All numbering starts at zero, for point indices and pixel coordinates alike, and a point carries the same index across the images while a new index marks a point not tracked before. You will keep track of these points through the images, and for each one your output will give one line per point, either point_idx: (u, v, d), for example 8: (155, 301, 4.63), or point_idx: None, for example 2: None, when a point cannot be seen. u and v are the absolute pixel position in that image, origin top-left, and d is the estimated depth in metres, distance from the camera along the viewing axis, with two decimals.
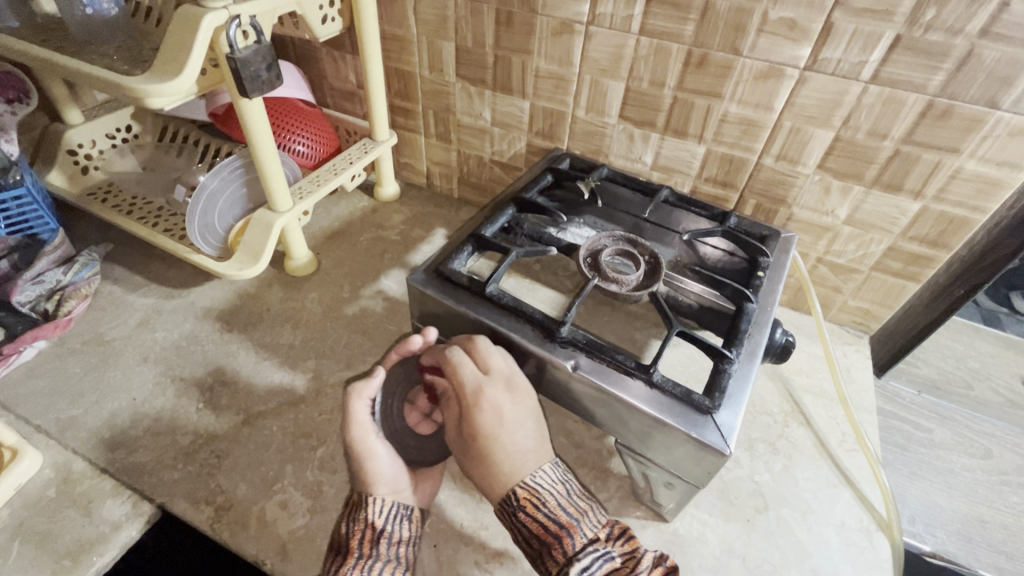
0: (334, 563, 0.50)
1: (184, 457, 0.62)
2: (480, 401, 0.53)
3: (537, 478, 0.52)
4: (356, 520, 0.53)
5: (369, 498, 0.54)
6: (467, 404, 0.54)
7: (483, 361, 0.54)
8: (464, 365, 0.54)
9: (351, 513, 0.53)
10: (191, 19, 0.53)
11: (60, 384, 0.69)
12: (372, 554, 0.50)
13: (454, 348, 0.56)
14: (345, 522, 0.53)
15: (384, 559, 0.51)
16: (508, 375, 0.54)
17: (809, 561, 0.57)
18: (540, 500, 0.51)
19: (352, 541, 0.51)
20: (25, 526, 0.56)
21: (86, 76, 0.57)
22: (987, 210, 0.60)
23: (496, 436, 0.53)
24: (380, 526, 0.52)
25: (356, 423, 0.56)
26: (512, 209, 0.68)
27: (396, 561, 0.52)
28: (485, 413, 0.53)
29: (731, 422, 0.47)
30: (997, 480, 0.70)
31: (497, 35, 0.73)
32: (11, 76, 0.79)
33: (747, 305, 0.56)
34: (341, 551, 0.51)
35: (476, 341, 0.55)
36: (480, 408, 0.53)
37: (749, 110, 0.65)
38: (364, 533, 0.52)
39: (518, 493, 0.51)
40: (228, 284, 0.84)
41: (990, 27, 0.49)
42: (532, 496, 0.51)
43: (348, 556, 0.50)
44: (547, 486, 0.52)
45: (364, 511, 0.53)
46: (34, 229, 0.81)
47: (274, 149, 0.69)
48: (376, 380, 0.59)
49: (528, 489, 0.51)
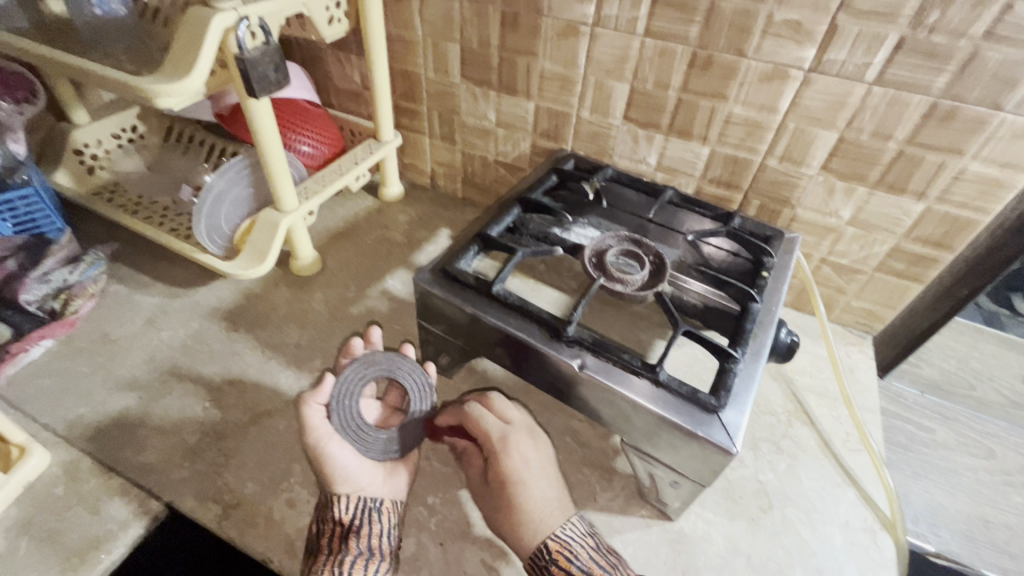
0: (308, 564, 0.52)
1: (191, 455, 0.62)
2: (507, 448, 0.57)
3: (568, 530, 0.53)
4: (326, 520, 0.55)
5: (336, 498, 0.56)
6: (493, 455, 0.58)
7: (502, 413, 0.61)
8: (487, 417, 0.59)
9: (320, 514, 0.55)
10: (200, 20, 0.54)
11: (67, 383, 0.69)
12: (340, 550, 0.52)
13: (472, 403, 0.62)
14: (316, 524, 0.55)
15: (354, 552, 0.52)
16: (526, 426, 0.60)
17: (814, 560, 0.57)
18: (571, 552, 0.51)
19: (322, 542, 0.53)
20: (34, 523, 0.56)
21: (95, 76, 0.57)
22: (990, 211, 0.60)
23: (523, 484, 0.55)
24: (348, 523, 0.54)
25: (311, 428, 0.56)
26: (517, 209, 0.68)
27: (368, 553, 0.53)
28: (511, 461, 0.57)
29: (736, 422, 0.47)
30: (999, 481, 0.70)
31: (503, 36, 0.74)
32: (22, 76, 0.81)
33: (752, 305, 0.56)
34: (314, 551, 0.53)
35: (491, 397, 0.62)
36: (508, 455, 0.57)
37: (754, 111, 0.65)
38: (334, 531, 0.54)
39: (549, 545, 0.52)
40: (234, 284, 0.84)
41: (994, 29, 0.50)
42: (564, 548, 0.52)
43: (319, 554, 0.52)
44: (577, 538, 0.53)
45: (332, 511, 0.55)
46: (40, 228, 0.81)
47: (281, 150, 0.70)
48: (327, 385, 0.59)
49: (559, 541, 0.52)
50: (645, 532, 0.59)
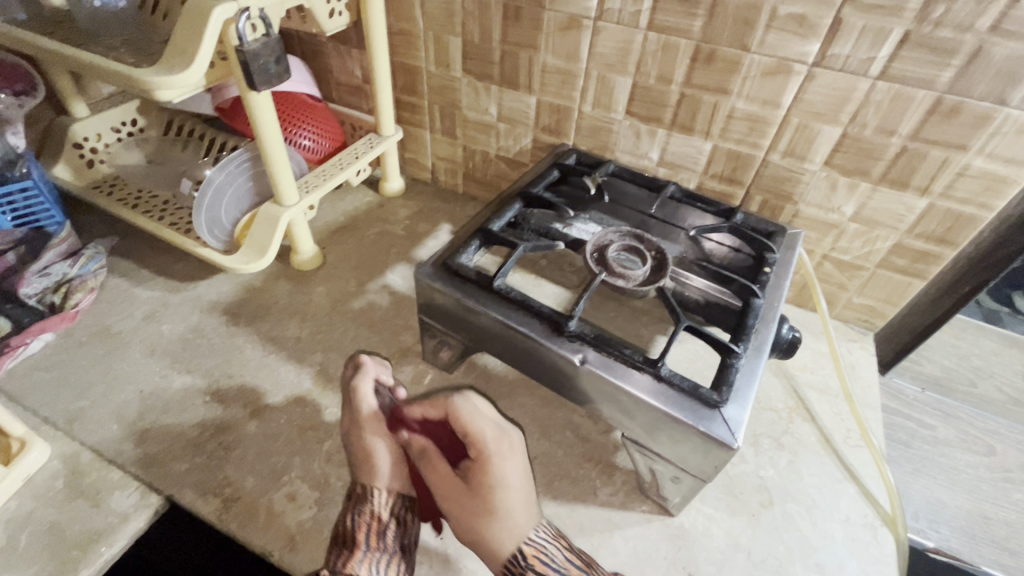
0: (340, 557, 0.51)
1: (191, 448, 0.62)
2: (496, 453, 0.55)
3: (541, 533, 0.52)
4: (361, 513, 0.55)
5: (374, 491, 0.57)
6: (483, 456, 0.54)
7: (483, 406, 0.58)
8: (476, 418, 0.56)
9: (356, 506, 0.55)
10: (200, 12, 0.53)
11: (67, 376, 0.69)
12: (379, 547, 0.53)
13: (463, 409, 0.56)
14: (349, 516, 0.55)
15: (390, 550, 0.53)
16: (501, 429, 0.56)
17: (814, 556, 0.57)
18: (547, 556, 0.51)
19: (358, 535, 0.53)
20: (34, 516, 0.56)
21: (95, 68, 0.57)
22: (994, 207, 0.60)
23: (508, 486, 0.53)
24: (384, 519, 0.55)
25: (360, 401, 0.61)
26: (519, 204, 0.68)
27: (401, 552, 0.54)
28: (503, 464, 0.54)
29: (738, 417, 0.47)
30: (999, 478, 0.70)
31: (505, 30, 0.73)
32: (19, 68, 0.79)
33: (754, 300, 0.56)
34: (347, 543, 0.52)
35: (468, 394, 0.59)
36: (501, 456, 0.55)
37: (757, 106, 0.65)
38: (370, 525, 0.54)
39: (524, 550, 0.51)
40: (234, 278, 0.84)
41: (1000, 24, 0.50)
42: (539, 552, 0.51)
43: (356, 548, 0.52)
44: (549, 541, 0.52)
45: (369, 505, 0.55)
46: (40, 221, 0.81)
47: (281, 144, 0.69)
48: (369, 373, 0.63)
49: (533, 546, 0.51)
50: (646, 527, 0.59)
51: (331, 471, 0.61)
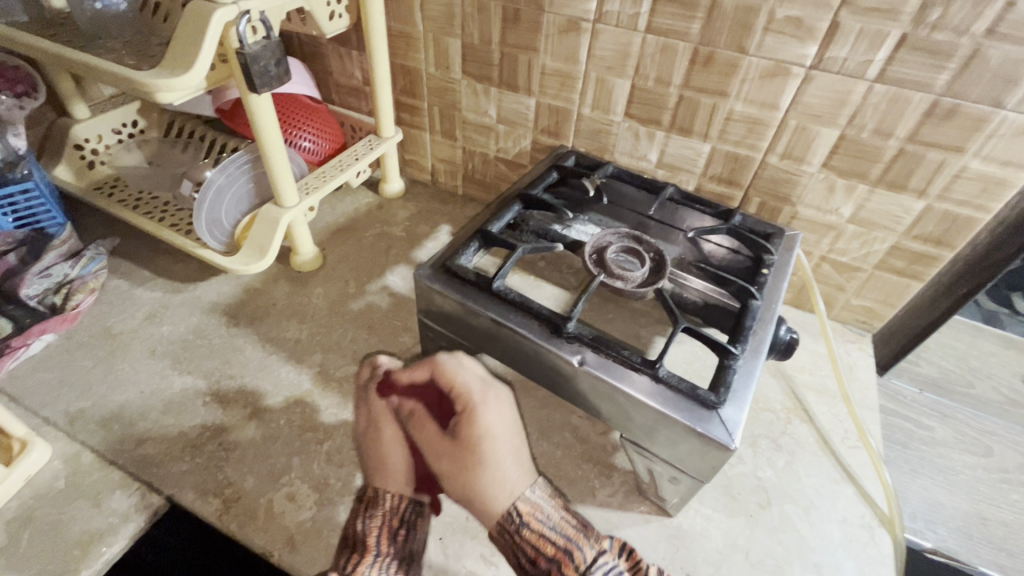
0: (349, 560, 0.48)
1: (191, 448, 0.63)
2: (482, 410, 0.53)
3: (536, 491, 0.51)
4: (371, 517, 0.52)
5: (388, 494, 0.53)
6: (469, 412, 0.53)
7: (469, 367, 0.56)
8: (461, 372, 0.55)
9: (367, 510, 0.52)
10: (201, 15, 0.54)
11: (67, 377, 0.70)
12: (388, 552, 0.50)
13: (444, 361, 0.56)
14: (360, 519, 0.52)
15: (399, 557, 0.50)
16: (486, 382, 0.55)
17: (811, 556, 0.58)
18: (542, 514, 0.49)
19: (368, 538, 0.50)
20: (35, 516, 0.56)
21: (96, 71, 0.57)
22: (991, 209, 0.60)
23: (495, 436, 0.52)
24: (395, 522, 0.52)
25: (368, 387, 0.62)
26: (518, 205, 0.68)
27: (411, 559, 0.52)
28: (489, 414, 0.53)
29: (736, 418, 0.47)
30: (997, 479, 0.71)
31: (504, 33, 0.73)
32: (21, 70, 0.79)
33: (752, 302, 0.56)
34: (356, 547, 0.49)
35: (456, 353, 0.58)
36: (485, 407, 0.53)
37: (755, 109, 0.65)
38: (381, 530, 0.51)
39: (519, 507, 0.49)
40: (234, 279, 0.84)
41: (996, 27, 0.50)
42: (535, 509, 0.49)
43: (365, 553, 0.48)
44: (544, 498, 0.50)
45: (382, 508, 0.52)
46: (41, 222, 0.81)
47: (282, 146, 0.70)
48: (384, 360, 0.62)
49: (529, 504, 0.49)
50: (644, 527, 0.59)
51: (331, 471, 0.61)
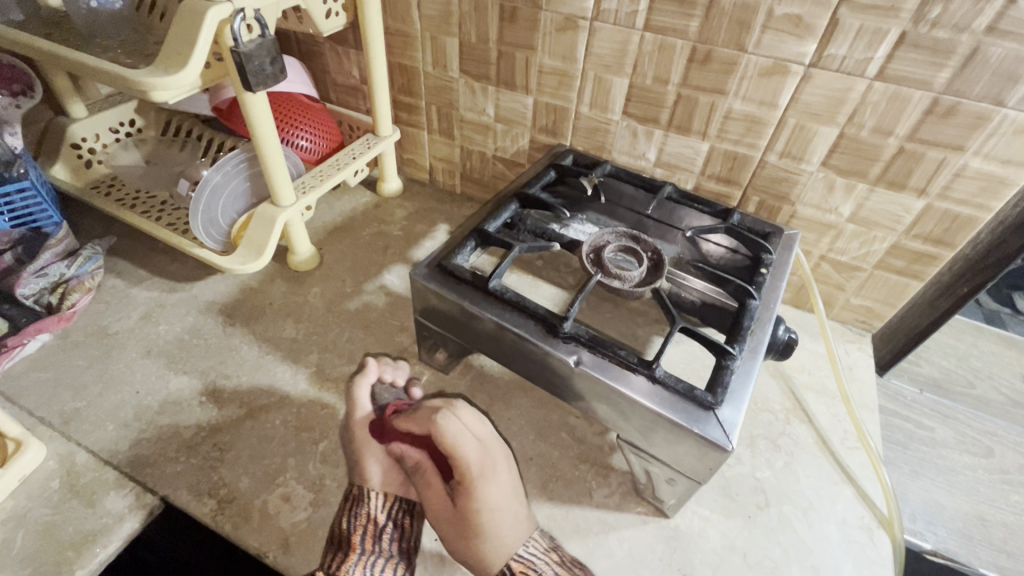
0: (336, 558, 0.52)
1: (186, 449, 0.62)
2: (482, 476, 0.57)
3: (530, 548, 0.55)
4: (357, 516, 0.56)
5: (370, 494, 0.59)
6: (469, 480, 0.57)
7: (472, 428, 0.59)
8: (461, 446, 0.57)
9: (352, 509, 0.57)
10: (194, 14, 0.53)
11: (63, 377, 0.69)
12: (373, 550, 0.54)
13: (443, 429, 0.57)
14: (345, 518, 0.56)
15: (385, 554, 0.55)
16: (486, 448, 0.58)
17: (811, 558, 0.57)
18: (536, 571, 0.54)
19: (354, 537, 0.54)
20: (29, 517, 0.56)
21: (91, 70, 0.57)
22: (991, 208, 0.60)
23: (495, 508, 0.56)
24: (381, 523, 0.57)
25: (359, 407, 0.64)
26: (515, 204, 0.68)
27: (396, 556, 0.56)
28: (488, 486, 0.56)
29: (732, 419, 0.47)
30: (998, 479, 0.70)
31: (501, 31, 0.73)
32: (14, 68, 0.78)
33: (750, 302, 0.56)
34: (342, 545, 0.53)
35: (458, 405, 0.60)
36: (486, 477, 0.57)
37: (754, 107, 0.65)
38: (366, 528, 0.56)
39: (512, 566, 0.54)
40: (231, 278, 0.84)
41: (996, 24, 0.49)
42: (526, 569, 0.54)
43: (351, 551, 0.52)
44: (540, 555, 0.55)
45: (365, 507, 0.57)
46: (37, 221, 0.81)
47: (278, 145, 0.69)
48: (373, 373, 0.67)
49: (522, 561, 0.54)
50: (641, 528, 0.59)
51: (326, 472, 0.61)
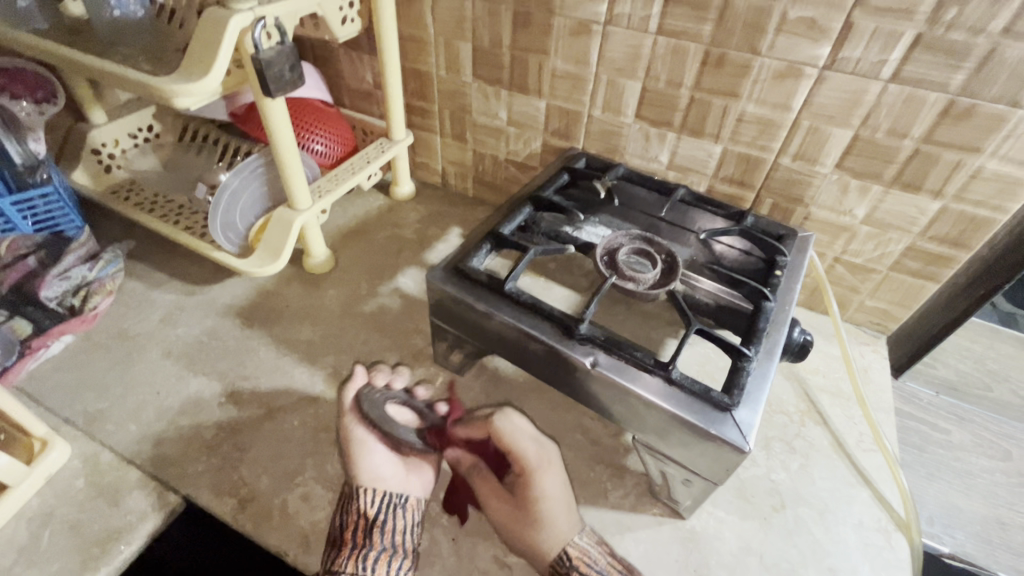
0: (331, 555, 0.54)
1: (207, 449, 0.63)
2: (539, 469, 0.62)
3: (583, 537, 0.58)
4: (349, 512, 0.58)
5: (360, 491, 0.59)
6: (528, 473, 0.62)
7: (527, 428, 0.66)
8: (519, 440, 0.64)
9: (344, 506, 0.58)
10: (217, 22, 0.55)
11: (86, 378, 0.71)
12: (365, 543, 0.55)
13: (499, 426, 0.65)
14: (339, 516, 0.58)
15: (377, 548, 0.54)
16: (541, 446, 0.65)
17: (827, 560, 0.57)
18: (590, 558, 0.56)
19: (346, 535, 0.56)
20: (55, 515, 0.57)
21: (113, 76, 0.58)
22: (1008, 210, 0.60)
23: (551, 498, 0.60)
24: (371, 516, 0.57)
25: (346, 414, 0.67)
26: (529, 207, 0.68)
27: (391, 549, 0.55)
28: (545, 476, 0.62)
29: (749, 420, 0.47)
30: (1016, 483, 0.70)
31: (514, 36, 0.74)
32: (39, 76, 0.80)
33: (764, 304, 0.56)
34: (337, 543, 0.55)
35: (512, 411, 0.68)
36: (542, 470, 0.62)
37: (767, 110, 0.65)
38: (357, 524, 0.57)
39: (569, 551, 0.56)
40: (248, 281, 0.85)
41: (1013, 26, 0.49)
42: (583, 554, 0.56)
43: (342, 547, 0.55)
44: (592, 545, 0.57)
45: (355, 504, 0.58)
46: (59, 226, 0.83)
47: (296, 149, 0.70)
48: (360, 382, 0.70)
49: (578, 548, 0.56)
50: (656, 530, 0.59)
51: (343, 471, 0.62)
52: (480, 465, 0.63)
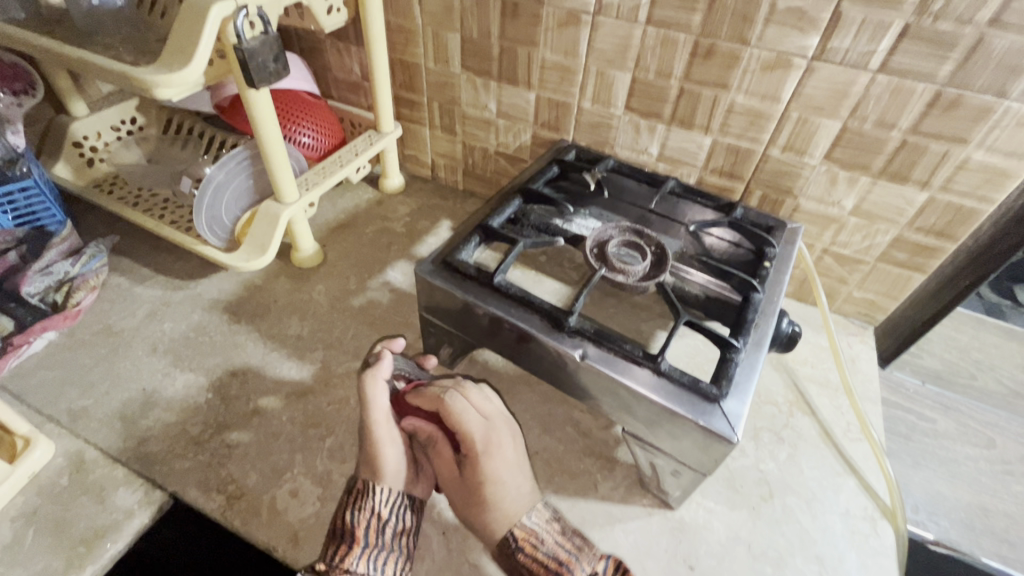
0: (337, 551, 0.50)
1: (194, 445, 0.63)
2: (489, 449, 0.55)
3: (533, 517, 0.54)
4: (360, 510, 0.53)
5: (377, 488, 0.54)
6: (474, 455, 0.55)
7: (479, 405, 0.58)
8: (466, 417, 0.55)
9: (356, 503, 0.53)
10: (198, 11, 0.53)
11: (70, 375, 0.70)
12: (378, 543, 0.51)
13: (448, 399, 0.56)
14: (348, 512, 0.53)
15: (387, 548, 0.52)
16: (491, 423, 0.57)
17: (814, 548, 0.58)
18: (537, 539, 0.53)
19: (357, 531, 0.52)
20: (39, 513, 0.56)
21: (93, 67, 0.57)
22: (994, 201, 0.60)
23: (500, 482, 0.54)
24: (384, 516, 0.53)
25: (375, 406, 0.56)
26: (518, 200, 0.68)
27: (398, 551, 0.53)
28: (493, 461, 0.55)
29: (738, 411, 0.47)
30: (1000, 470, 0.71)
31: (503, 26, 0.73)
32: (18, 68, 0.80)
33: (754, 295, 0.56)
34: (344, 539, 0.51)
35: (468, 386, 0.59)
36: (490, 452, 0.55)
37: (756, 101, 0.65)
38: (369, 522, 0.52)
39: (515, 534, 0.53)
40: (235, 276, 0.84)
41: (999, 16, 0.49)
42: (530, 535, 0.53)
43: (354, 543, 0.50)
44: (542, 525, 0.54)
45: (370, 501, 0.53)
46: (40, 220, 0.81)
47: (281, 142, 0.69)
48: (387, 362, 0.59)
49: (525, 529, 0.53)
50: (646, 520, 0.60)
51: (332, 467, 0.61)
52: (438, 434, 0.59)
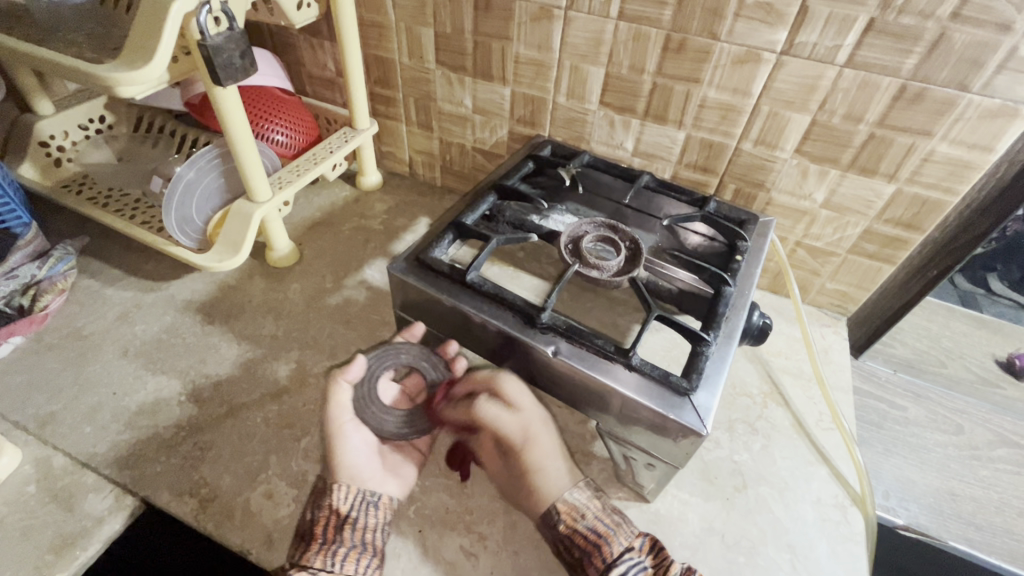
0: (298, 550, 0.51)
1: (166, 448, 0.62)
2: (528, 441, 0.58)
3: (575, 493, 0.54)
4: (321, 506, 0.53)
5: (335, 486, 0.54)
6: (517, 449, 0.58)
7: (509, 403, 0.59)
8: (500, 419, 0.57)
9: (316, 500, 0.54)
10: (158, 7, 0.52)
11: (37, 380, 0.68)
12: (336, 539, 0.51)
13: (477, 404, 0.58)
14: (311, 510, 0.54)
15: (347, 545, 0.51)
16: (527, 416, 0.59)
17: (787, 537, 0.59)
18: (579, 513, 0.53)
19: (316, 529, 0.52)
20: (5, 522, 0.55)
21: (53, 65, 0.55)
22: (958, 192, 0.61)
23: (542, 469, 0.56)
24: (343, 513, 0.53)
25: (335, 404, 0.57)
26: (493, 196, 0.68)
27: (362, 547, 0.51)
28: (534, 451, 0.57)
29: (708, 403, 0.48)
30: (968, 455, 0.72)
31: (476, 21, 0.72)
32: None
33: (725, 288, 0.57)
34: (305, 537, 0.52)
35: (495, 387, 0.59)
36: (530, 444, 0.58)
37: (728, 95, 0.65)
38: (329, 519, 0.52)
39: (558, 508, 0.53)
40: (208, 276, 0.83)
41: (960, 10, 0.50)
42: (572, 509, 0.53)
43: (312, 541, 0.51)
44: (584, 500, 0.54)
45: (328, 498, 0.53)
46: (5, 222, 0.76)
47: (252, 140, 0.68)
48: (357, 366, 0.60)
49: (568, 503, 0.53)
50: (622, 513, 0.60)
51: (308, 467, 0.61)
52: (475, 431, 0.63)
